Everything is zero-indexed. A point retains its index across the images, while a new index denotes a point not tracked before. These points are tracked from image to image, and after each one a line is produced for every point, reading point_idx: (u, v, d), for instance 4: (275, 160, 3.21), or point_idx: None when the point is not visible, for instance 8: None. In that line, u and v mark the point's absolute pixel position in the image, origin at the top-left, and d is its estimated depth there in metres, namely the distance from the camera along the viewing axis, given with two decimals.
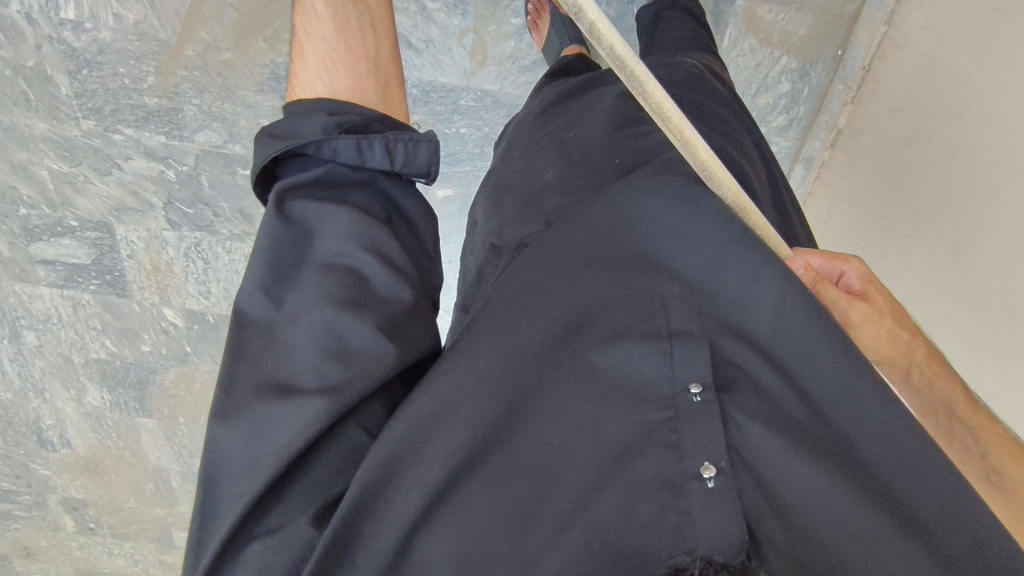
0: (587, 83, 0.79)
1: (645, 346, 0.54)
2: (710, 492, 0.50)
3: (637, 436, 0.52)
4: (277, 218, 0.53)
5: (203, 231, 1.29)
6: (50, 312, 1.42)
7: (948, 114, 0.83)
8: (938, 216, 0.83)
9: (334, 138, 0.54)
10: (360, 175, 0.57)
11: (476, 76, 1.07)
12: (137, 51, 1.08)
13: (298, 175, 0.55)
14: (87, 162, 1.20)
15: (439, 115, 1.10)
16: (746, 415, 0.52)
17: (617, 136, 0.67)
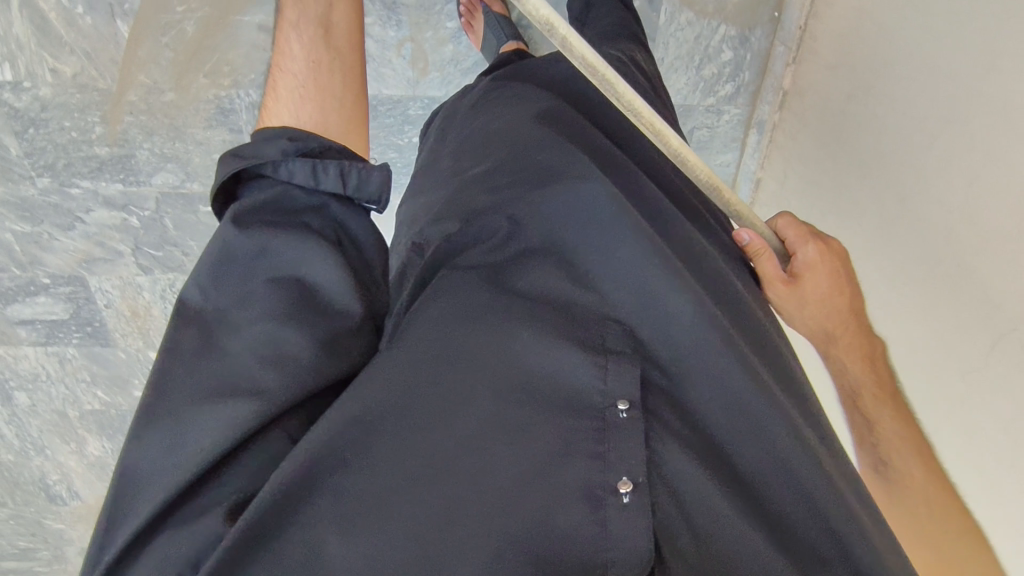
0: (512, 78, 0.80)
1: (579, 355, 0.55)
2: (625, 506, 0.48)
3: (561, 452, 0.50)
4: (227, 231, 0.53)
5: (175, 272, 1.29)
6: (37, 370, 1.43)
7: (881, 66, 0.84)
8: (882, 167, 0.84)
9: (291, 159, 0.56)
10: (312, 199, 0.57)
11: (421, 84, 1.07)
12: (80, 103, 1.07)
13: (256, 197, 0.55)
14: (48, 220, 1.20)
15: (390, 127, 1.11)
16: (662, 425, 0.53)
17: (540, 130, 0.67)
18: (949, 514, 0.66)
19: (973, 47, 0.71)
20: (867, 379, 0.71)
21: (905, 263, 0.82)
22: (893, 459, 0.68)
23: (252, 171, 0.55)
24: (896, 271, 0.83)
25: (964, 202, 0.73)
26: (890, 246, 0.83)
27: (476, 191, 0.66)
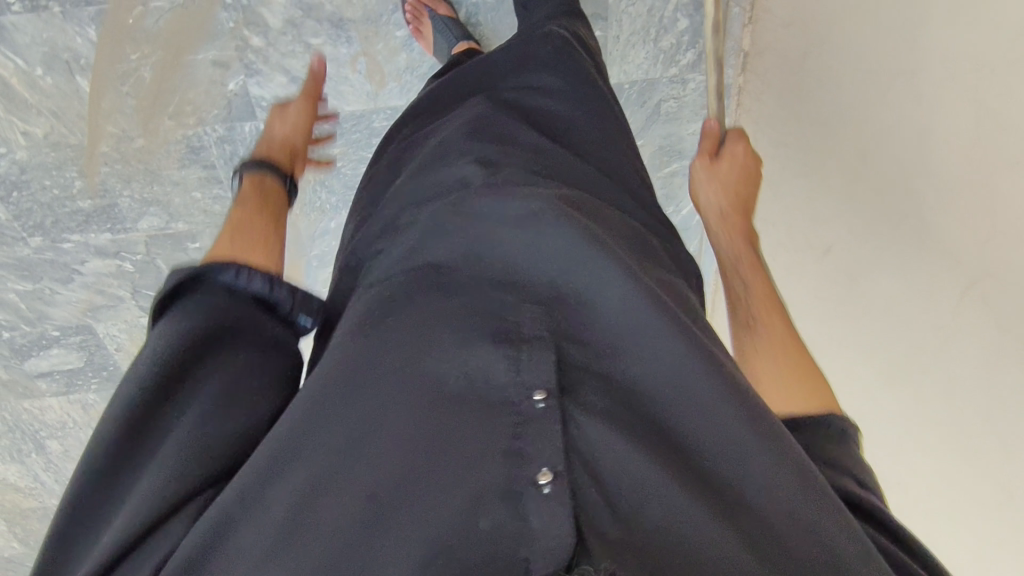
0: (455, 81, 0.80)
1: (492, 350, 0.54)
2: (544, 497, 0.45)
3: (481, 453, 0.48)
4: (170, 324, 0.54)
5: None
6: (63, 419, 1.48)
7: (830, 22, 0.81)
8: (841, 127, 0.81)
9: (252, 269, 0.59)
10: (260, 310, 0.58)
11: (381, 95, 1.07)
12: (56, 161, 1.10)
13: (200, 298, 0.56)
14: (47, 275, 1.24)
15: (358, 142, 1.11)
16: (585, 406, 0.51)
17: (476, 140, 0.69)
18: (788, 365, 0.66)
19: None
20: (736, 251, 0.81)
21: (869, 225, 0.77)
22: (756, 316, 0.72)
23: (207, 277, 0.58)
24: (862, 235, 0.79)
25: (913, 152, 0.68)
26: (857, 210, 0.79)
27: (401, 204, 0.68)
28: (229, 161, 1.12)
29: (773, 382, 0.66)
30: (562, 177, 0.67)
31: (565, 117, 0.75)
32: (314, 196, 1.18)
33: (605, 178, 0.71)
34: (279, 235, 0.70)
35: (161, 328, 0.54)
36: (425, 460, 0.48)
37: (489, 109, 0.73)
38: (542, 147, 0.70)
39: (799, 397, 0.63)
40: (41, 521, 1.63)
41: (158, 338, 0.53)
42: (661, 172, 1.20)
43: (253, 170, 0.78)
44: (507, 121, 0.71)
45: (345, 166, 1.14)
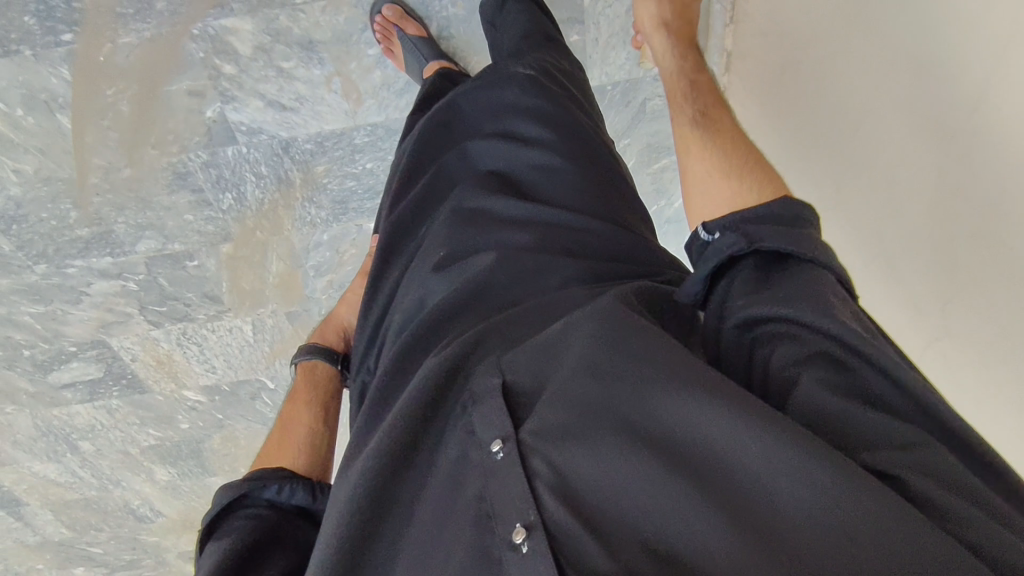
0: (425, 147, 0.80)
1: (454, 423, 0.52)
2: (524, 558, 0.41)
3: (462, 521, 0.45)
4: (234, 530, 0.63)
5: (183, 320, 1.36)
6: (92, 422, 1.56)
7: (819, 31, 0.77)
8: (838, 138, 0.76)
9: (294, 482, 0.71)
10: (299, 516, 0.68)
11: (359, 113, 1.10)
12: (49, 194, 1.11)
13: (255, 508, 0.66)
14: (57, 297, 1.28)
15: (341, 159, 1.13)
16: (544, 434, 0.47)
17: (460, 224, 0.70)
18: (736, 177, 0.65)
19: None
20: (675, 65, 0.85)
21: (880, 235, 0.72)
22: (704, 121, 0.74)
23: (253, 495, 0.68)
24: (873, 248, 0.73)
25: (920, 160, 0.64)
26: (861, 223, 0.74)
27: (401, 305, 0.68)
28: (218, 183, 1.13)
29: (724, 199, 0.64)
30: (542, 248, 0.68)
31: (541, 167, 0.75)
32: (304, 212, 1.19)
33: (585, 228, 0.71)
34: (328, 431, 0.85)
35: (211, 547, 0.61)
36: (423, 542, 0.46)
37: (465, 191, 0.73)
38: (521, 217, 0.70)
39: (751, 198, 0.62)
40: (86, 508, 1.73)
41: (208, 554, 0.60)
42: (650, 168, 1.17)
43: (306, 356, 0.94)
44: (494, 204, 0.71)
45: (331, 182, 1.15)
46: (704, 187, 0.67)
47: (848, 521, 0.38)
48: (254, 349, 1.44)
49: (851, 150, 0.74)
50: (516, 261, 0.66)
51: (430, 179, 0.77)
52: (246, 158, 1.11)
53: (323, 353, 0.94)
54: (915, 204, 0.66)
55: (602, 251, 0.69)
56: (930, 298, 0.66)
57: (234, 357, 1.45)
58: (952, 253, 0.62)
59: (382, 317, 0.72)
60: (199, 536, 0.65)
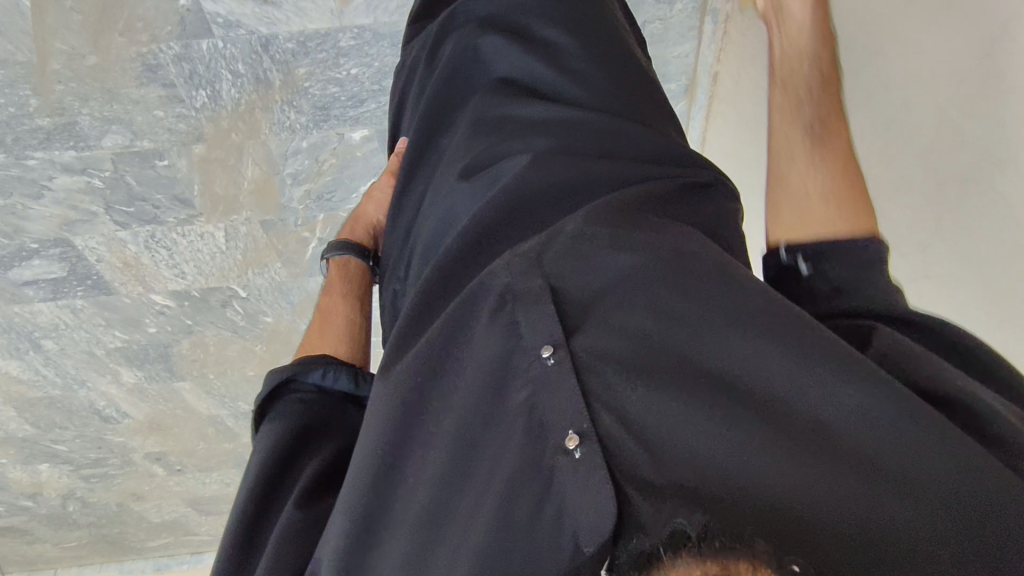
0: (443, 50, 0.74)
1: (491, 327, 0.51)
2: (577, 464, 0.45)
3: (506, 437, 0.47)
4: (282, 415, 0.65)
5: (152, 223, 1.32)
6: (55, 321, 1.52)
7: None
8: (875, 70, 0.75)
9: (337, 367, 0.70)
10: (344, 403, 0.69)
11: (347, 14, 1.01)
12: (6, 78, 1.02)
13: (299, 393, 0.68)
14: (16, 191, 1.21)
15: (324, 62, 1.07)
16: (598, 354, 0.49)
17: (481, 131, 0.64)
18: (831, 204, 0.62)
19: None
20: (800, 44, 0.71)
21: (894, 172, 0.74)
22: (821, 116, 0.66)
23: (300, 380, 0.69)
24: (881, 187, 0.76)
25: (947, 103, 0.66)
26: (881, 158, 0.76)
27: (424, 227, 0.65)
28: (190, 79, 1.07)
29: (813, 215, 0.62)
30: (573, 151, 0.60)
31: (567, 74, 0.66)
32: (282, 115, 1.13)
33: (623, 130, 0.62)
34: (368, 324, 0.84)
35: (265, 429, 0.65)
36: (461, 447, 0.48)
37: (483, 96, 0.67)
38: (550, 120, 0.62)
39: (845, 221, 0.60)
40: (50, 407, 1.73)
41: (261, 440, 0.64)
42: None
43: (339, 251, 0.92)
44: (517, 110, 0.64)
45: (313, 87, 1.10)
46: (797, 190, 0.64)
47: (917, 470, 0.41)
48: (226, 259, 1.41)
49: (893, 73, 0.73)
50: (539, 168, 0.58)
51: (443, 88, 0.71)
52: (221, 54, 1.04)
53: (355, 249, 0.91)
54: (935, 144, 0.68)
55: (640, 148, 0.61)
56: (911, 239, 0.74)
57: (205, 265, 1.43)
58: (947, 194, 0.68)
59: (411, 234, 0.68)
60: (255, 414, 0.69)
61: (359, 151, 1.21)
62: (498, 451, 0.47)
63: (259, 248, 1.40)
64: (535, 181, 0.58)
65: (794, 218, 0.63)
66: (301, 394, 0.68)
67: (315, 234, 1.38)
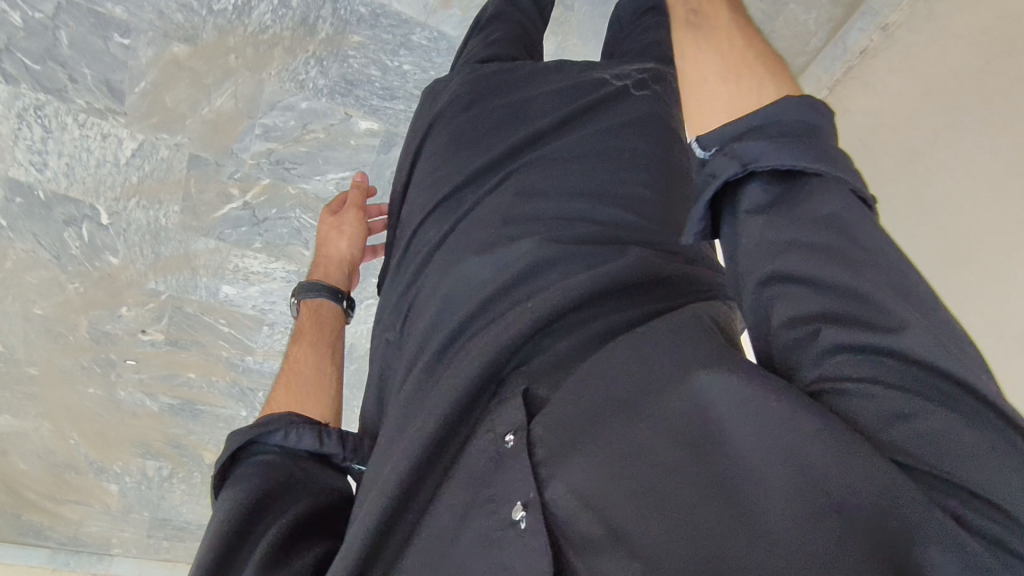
0: (500, 139, 0.68)
1: (484, 422, 0.48)
2: (522, 535, 0.41)
3: (466, 509, 0.45)
4: (233, 492, 0.56)
5: (49, 95, 1.02)
6: None
7: (926, 136, 0.85)
8: (950, 221, 0.79)
9: (301, 425, 0.61)
10: (313, 462, 0.60)
11: (437, 15, 0.99)
12: None
13: (258, 463, 0.58)
14: None
15: (383, 44, 1.00)
16: (555, 428, 0.45)
17: (498, 207, 0.61)
18: (728, 89, 0.42)
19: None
20: None
21: (986, 307, 0.72)
22: (719, 20, 0.46)
23: (261, 443, 0.59)
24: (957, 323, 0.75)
25: None
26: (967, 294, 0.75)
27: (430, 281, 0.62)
28: None
29: (717, 83, 0.42)
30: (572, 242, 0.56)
31: (612, 178, 0.61)
32: (301, 67, 1.01)
33: (639, 228, 0.58)
34: (335, 386, 0.68)
35: (219, 505, 0.55)
36: (441, 531, 0.46)
37: (518, 171, 0.64)
38: (575, 219, 0.58)
39: (744, 93, 0.41)
40: None
41: (222, 502, 0.55)
42: None
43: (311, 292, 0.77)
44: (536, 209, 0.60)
45: (355, 59, 1.01)
46: (695, 71, 0.43)
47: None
48: (114, 174, 1.14)
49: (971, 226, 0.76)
50: (546, 250, 0.55)
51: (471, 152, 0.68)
52: None
53: (328, 288, 0.77)
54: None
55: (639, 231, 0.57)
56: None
57: (80, 170, 1.14)
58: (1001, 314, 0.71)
59: (415, 297, 0.63)
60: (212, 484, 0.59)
61: (354, 140, 1.12)
62: (461, 519, 0.45)
63: (168, 181, 1.16)
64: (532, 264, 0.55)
65: (695, 107, 0.43)
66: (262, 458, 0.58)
67: (243, 196, 1.20)
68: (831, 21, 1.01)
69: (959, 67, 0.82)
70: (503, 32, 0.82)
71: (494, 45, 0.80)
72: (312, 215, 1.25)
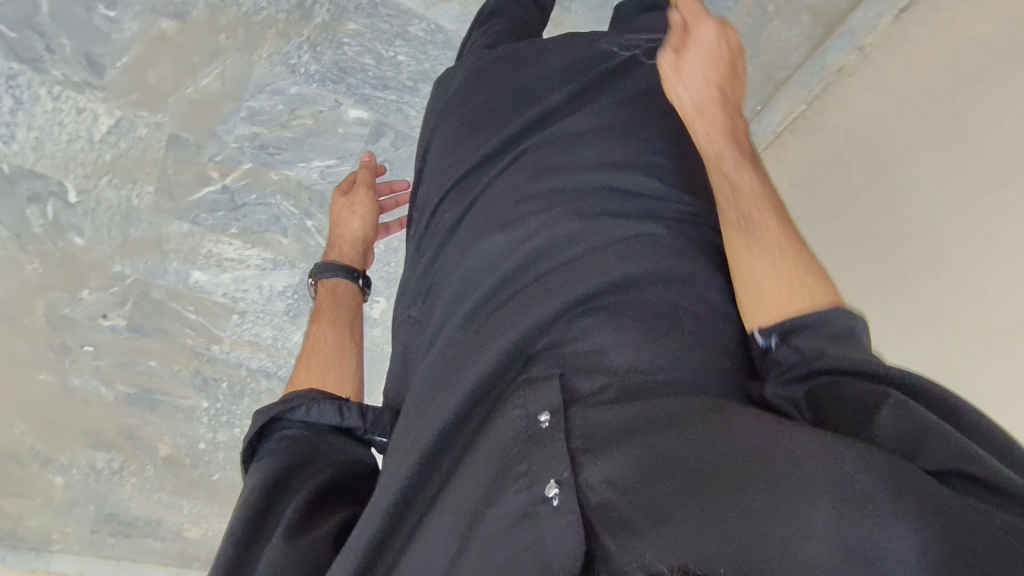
0: (509, 119, 0.70)
1: (512, 407, 0.49)
2: (555, 509, 0.41)
3: (493, 485, 0.45)
4: (260, 466, 0.59)
5: (23, 65, 0.98)
6: None
7: (907, 150, 0.89)
8: (928, 232, 0.84)
9: (322, 401, 0.63)
10: (335, 436, 0.63)
11: (436, 8, 0.99)
12: None
13: (282, 438, 0.61)
14: None
15: (380, 33, 1.01)
16: (589, 416, 0.46)
17: (514, 187, 0.63)
18: (789, 291, 0.49)
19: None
20: (720, 143, 0.58)
21: (966, 316, 0.78)
22: (766, 216, 0.54)
23: (285, 419, 0.63)
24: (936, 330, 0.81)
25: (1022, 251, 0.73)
26: (946, 302, 0.80)
27: (446, 259, 0.65)
28: None
29: (779, 280, 0.50)
30: (596, 217, 0.58)
31: (626, 154, 0.63)
32: (294, 51, 1.01)
33: (656, 202, 0.60)
34: (355, 350, 0.74)
35: (249, 476, 0.59)
36: (468, 507, 0.46)
37: (530, 150, 0.66)
38: (593, 195, 0.60)
39: (803, 292, 0.49)
40: None
41: (254, 474, 0.59)
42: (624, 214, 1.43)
43: (328, 273, 0.81)
44: (556, 181, 0.62)
45: (350, 46, 1.02)
46: (751, 275, 0.52)
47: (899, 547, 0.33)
48: (87, 151, 1.10)
49: (949, 237, 0.81)
50: (566, 227, 0.57)
51: (487, 129, 0.71)
52: None
53: (342, 267, 0.81)
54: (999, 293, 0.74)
55: (664, 207, 0.60)
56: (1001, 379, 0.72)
57: (50, 145, 1.09)
58: (976, 316, 0.76)
59: (433, 280, 0.65)
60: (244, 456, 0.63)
61: (343, 128, 1.12)
62: (489, 497, 0.45)
63: (145, 161, 1.13)
64: (562, 237, 0.57)
65: (759, 304, 0.51)
66: (288, 433, 0.62)
67: (223, 179, 1.18)
68: (809, 40, 1.07)
69: (937, 87, 0.87)
70: (505, 24, 0.83)
71: (496, 36, 0.82)
72: (292, 202, 1.23)
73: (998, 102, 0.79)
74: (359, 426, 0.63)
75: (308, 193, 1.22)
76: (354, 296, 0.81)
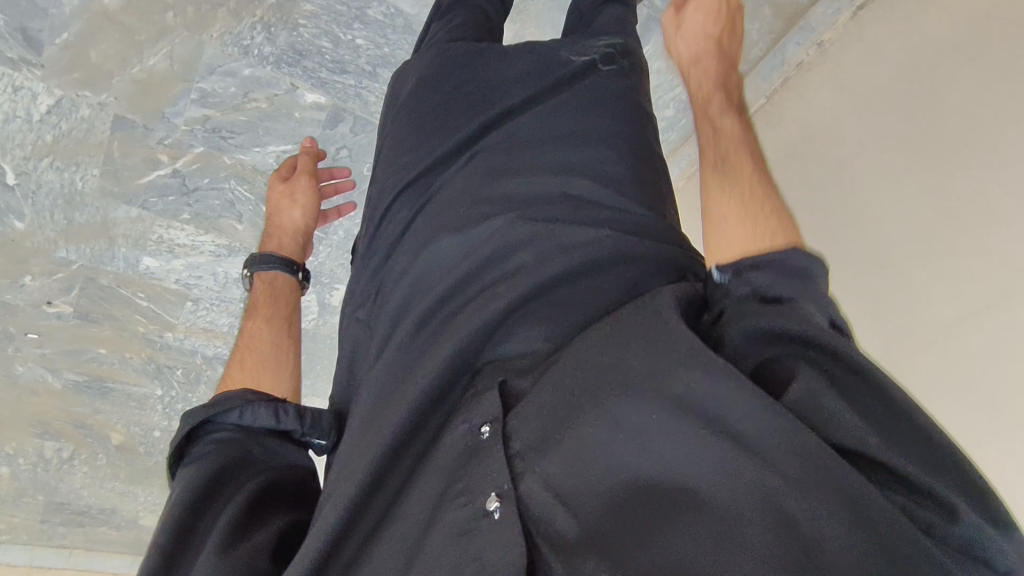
0: (468, 117, 0.68)
1: (460, 421, 0.49)
2: (496, 524, 0.41)
3: (437, 502, 0.46)
4: (190, 468, 0.58)
5: None
6: None
7: (862, 147, 0.91)
8: (875, 232, 0.86)
9: (256, 404, 0.62)
10: (271, 439, 0.62)
11: None
12: None
13: (212, 442, 0.60)
14: None
15: (337, 15, 0.97)
16: (530, 415, 0.46)
17: (471, 184, 0.63)
18: (747, 219, 0.49)
19: (971, 58, 0.79)
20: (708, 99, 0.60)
21: (909, 314, 0.80)
22: (739, 156, 0.54)
23: (216, 421, 0.61)
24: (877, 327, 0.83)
25: (967, 252, 0.75)
26: (891, 299, 0.82)
27: (402, 256, 0.64)
28: None
29: (740, 215, 0.49)
30: (547, 220, 0.57)
31: (585, 153, 0.63)
32: (247, 32, 0.97)
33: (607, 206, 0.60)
34: (293, 345, 0.72)
35: (178, 480, 0.58)
36: (412, 524, 0.46)
37: (487, 151, 0.65)
38: (546, 198, 0.59)
39: (762, 231, 0.47)
40: None
41: (180, 481, 0.57)
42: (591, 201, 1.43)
43: (267, 266, 0.79)
44: (518, 180, 0.61)
45: (306, 28, 0.98)
46: (714, 209, 0.51)
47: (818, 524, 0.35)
48: (25, 132, 1.04)
49: (897, 236, 0.83)
50: (521, 231, 0.56)
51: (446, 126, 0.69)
52: None
53: (282, 260, 0.79)
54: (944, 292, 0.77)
55: (614, 205, 0.60)
56: (942, 375, 0.75)
57: None
58: (922, 314, 0.79)
59: (385, 280, 0.65)
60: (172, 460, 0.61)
61: (300, 114, 1.09)
62: (433, 513, 0.45)
63: (89, 143, 1.08)
64: (512, 244, 0.56)
65: (721, 239, 0.50)
66: (219, 436, 0.60)
67: (173, 163, 1.13)
68: (771, 34, 1.08)
69: (892, 87, 0.89)
70: (466, 13, 0.81)
71: (457, 29, 0.79)
72: (247, 187, 1.20)
73: (949, 103, 0.81)
74: (296, 432, 0.62)
75: (263, 179, 1.19)
76: (293, 290, 0.79)
